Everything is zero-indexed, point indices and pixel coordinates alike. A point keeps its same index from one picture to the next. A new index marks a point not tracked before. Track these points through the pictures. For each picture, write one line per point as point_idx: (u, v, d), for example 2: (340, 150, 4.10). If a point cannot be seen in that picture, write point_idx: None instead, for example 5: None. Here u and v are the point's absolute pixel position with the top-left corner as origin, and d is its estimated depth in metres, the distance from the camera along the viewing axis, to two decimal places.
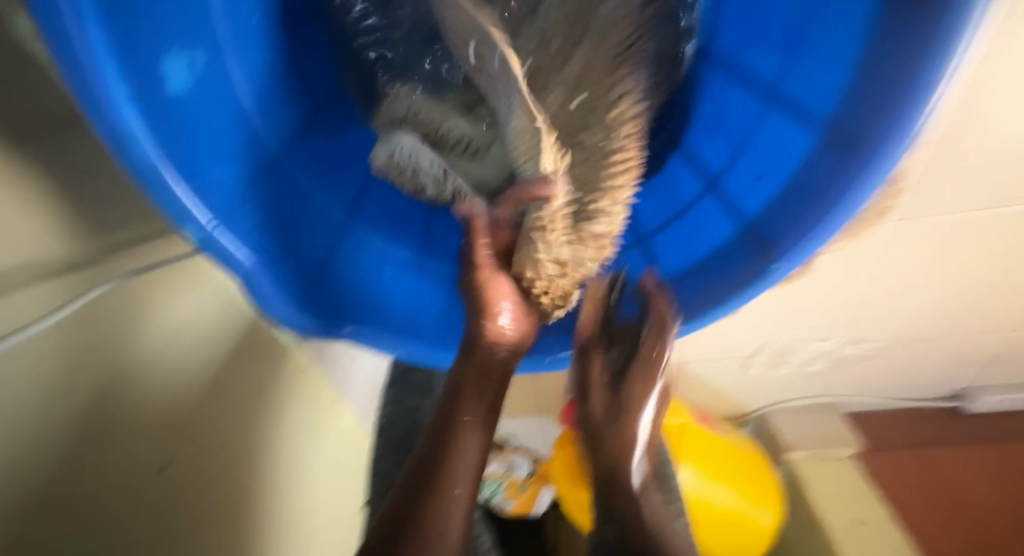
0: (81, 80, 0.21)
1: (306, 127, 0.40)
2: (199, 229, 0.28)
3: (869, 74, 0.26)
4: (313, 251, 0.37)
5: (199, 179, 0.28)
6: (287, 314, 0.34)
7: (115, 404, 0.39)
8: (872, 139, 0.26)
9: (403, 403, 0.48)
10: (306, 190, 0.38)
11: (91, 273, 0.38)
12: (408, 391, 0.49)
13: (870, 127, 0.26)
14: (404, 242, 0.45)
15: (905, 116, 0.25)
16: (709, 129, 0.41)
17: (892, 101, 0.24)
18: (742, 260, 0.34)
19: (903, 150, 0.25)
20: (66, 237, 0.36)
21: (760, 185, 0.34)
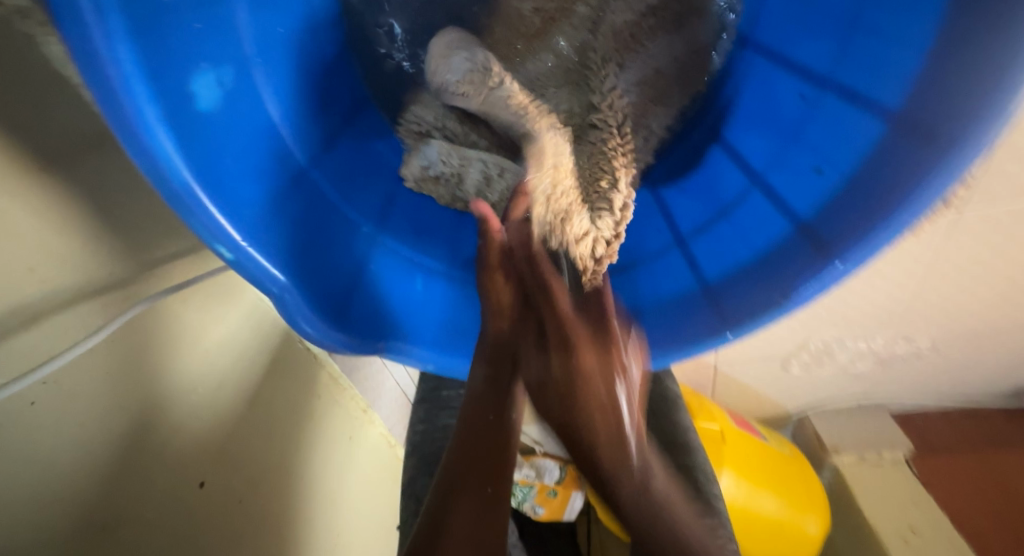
0: (114, 107, 0.22)
1: (334, 140, 0.40)
2: (234, 248, 0.28)
3: (962, 55, 0.24)
4: (343, 263, 0.37)
5: (232, 198, 0.28)
6: (318, 331, 0.33)
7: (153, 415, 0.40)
8: (954, 129, 0.24)
9: (434, 420, 0.46)
10: (333, 203, 0.38)
11: (130, 290, 0.39)
12: (438, 406, 0.47)
13: (947, 120, 0.24)
14: (433, 251, 0.44)
15: (991, 100, 0.23)
16: (751, 123, 0.39)
17: (976, 91, 0.23)
18: (795, 262, 0.32)
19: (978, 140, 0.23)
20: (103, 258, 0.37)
21: (817, 180, 0.32)
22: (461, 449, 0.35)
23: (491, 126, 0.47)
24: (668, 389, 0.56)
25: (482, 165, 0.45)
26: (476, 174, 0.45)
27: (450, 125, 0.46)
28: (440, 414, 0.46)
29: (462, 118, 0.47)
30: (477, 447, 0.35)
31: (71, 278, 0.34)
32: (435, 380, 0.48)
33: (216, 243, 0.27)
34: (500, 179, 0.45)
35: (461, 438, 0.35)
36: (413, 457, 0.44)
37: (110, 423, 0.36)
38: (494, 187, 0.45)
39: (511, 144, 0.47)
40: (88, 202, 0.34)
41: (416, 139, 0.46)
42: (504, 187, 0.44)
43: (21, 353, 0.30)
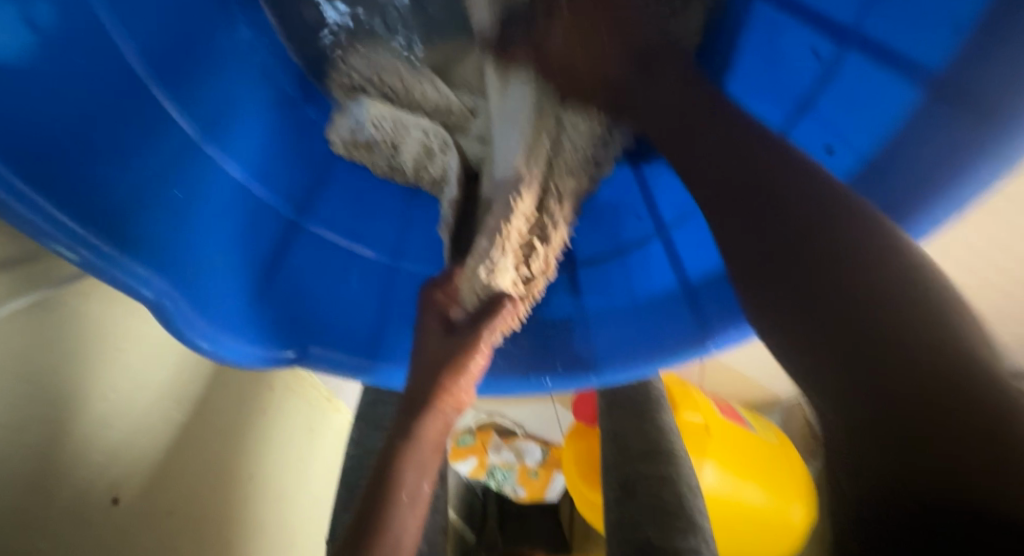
0: None
1: (242, 109, 0.33)
2: (82, 249, 0.21)
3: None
4: (255, 256, 0.31)
5: (66, 182, 0.21)
6: (217, 345, 0.27)
7: (54, 424, 0.35)
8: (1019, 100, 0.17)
9: (364, 443, 0.46)
10: (241, 185, 0.32)
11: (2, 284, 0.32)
12: (370, 426, 0.47)
13: (1013, 82, 0.17)
14: (377, 240, 0.38)
15: None
16: (750, 89, 0.32)
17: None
18: None
19: None
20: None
21: (828, 165, 0.26)
22: (389, 436, 0.31)
23: (438, 86, 0.40)
24: (650, 392, 0.53)
25: (422, 133, 0.38)
26: (414, 144, 0.38)
27: (390, 81, 0.39)
28: (375, 434, 0.46)
29: (406, 73, 0.40)
30: (397, 443, 0.30)
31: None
32: (373, 396, 0.49)
33: (48, 241, 0.20)
34: (439, 152, 0.38)
35: (400, 416, 0.31)
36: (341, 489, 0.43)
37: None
38: (434, 162, 0.38)
39: (462, 109, 0.40)
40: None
41: (348, 96, 0.39)
42: (442, 167, 0.38)
43: None
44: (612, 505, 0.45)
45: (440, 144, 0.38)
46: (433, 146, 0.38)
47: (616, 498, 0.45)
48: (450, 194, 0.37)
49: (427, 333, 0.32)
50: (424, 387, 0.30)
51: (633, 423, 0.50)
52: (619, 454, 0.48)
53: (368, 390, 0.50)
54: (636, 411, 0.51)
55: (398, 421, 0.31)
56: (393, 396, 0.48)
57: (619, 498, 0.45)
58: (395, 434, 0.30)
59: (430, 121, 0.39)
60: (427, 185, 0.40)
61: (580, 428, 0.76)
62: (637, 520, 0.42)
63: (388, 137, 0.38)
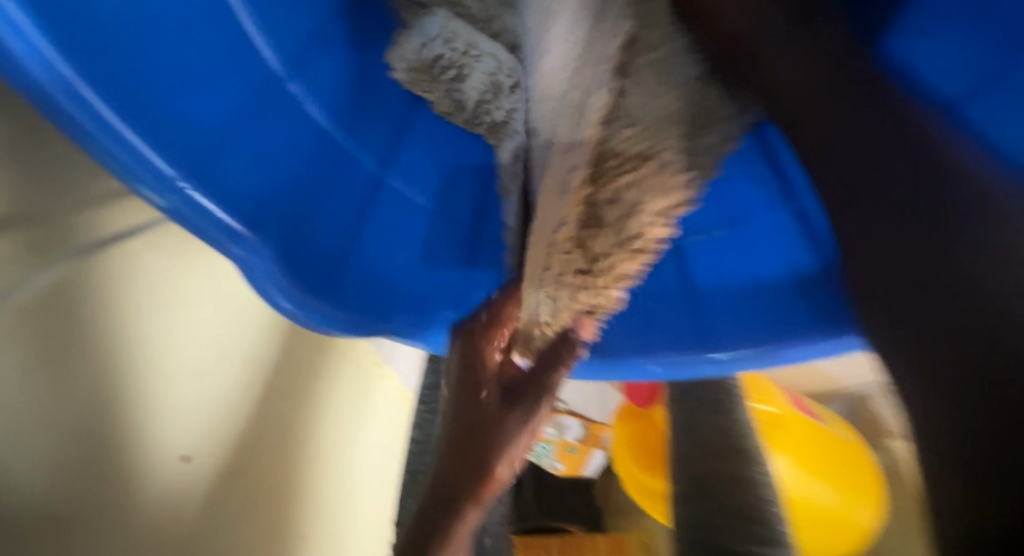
0: None
1: (319, 48, 0.29)
2: (172, 192, 0.18)
3: None
4: (336, 214, 0.28)
5: (153, 114, 0.18)
6: (300, 307, 0.24)
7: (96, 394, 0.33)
8: None
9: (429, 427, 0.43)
10: (323, 131, 0.28)
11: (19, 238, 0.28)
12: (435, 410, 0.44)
13: None
14: (457, 203, 0.35)
15: None
16: (933, 26, 0.25)
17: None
18: None
19: None
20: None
21: None
22: (421, 518, 0.28)
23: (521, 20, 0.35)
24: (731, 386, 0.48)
25: (496, 66, 0.34)
26: (481, 75, 0.34)
27: (466, 4, 0.35)
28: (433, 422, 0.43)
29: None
30: (432, 532, 0.27)
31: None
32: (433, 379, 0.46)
33: (140, 188, 0.17)
34: (509, 92, 0.34)
35: (429, 497, 0.28)
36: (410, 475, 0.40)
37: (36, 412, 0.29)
38: (499, 103, 0.34)
39: None
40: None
41: (417, 13, 0.34)
42: (512, 105, 0.33)
43: None
44: (682, 504, 0.42)
45: (506, 88, 0.34)
46: (493, 94, 0.34)
47: (687, 497, 0.42)
48: (517, 142, 0.32)
49: (467, 416, 0.29)
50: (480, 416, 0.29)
51: (711, 418, 0.46)
52: (692, 451, 0.44)
53: (430, 363, 0.48)
54: (715, 405, 0.46)
55: (424, 509, 0.28)
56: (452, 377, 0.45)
57: (690, 496, 0.41)
58: (428, 520, 0.27)
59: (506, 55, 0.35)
60: (485, 129, 0.35)
61: (631, 409, 0.73)
62: (713, 524, 0.39)
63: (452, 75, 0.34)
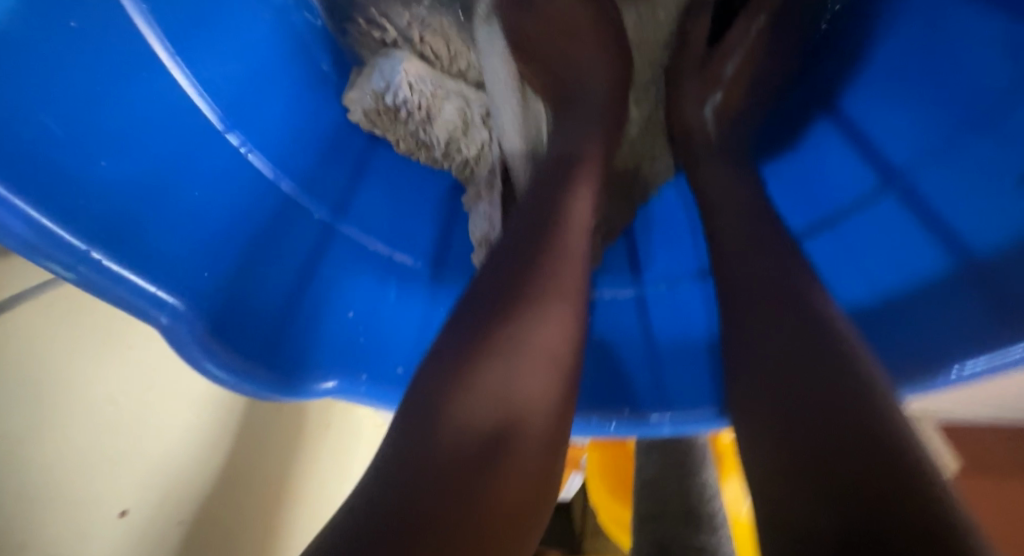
0: None
1: (263, 96, 0.28)
2: (78, 264, 0.16)
3: None
4: (279, 269, 0.26)
5: (62, 181, 0.17)
6: (231, 372, 0.22)
7: None
8: None
9: None
10: (268, 181, 0.27)
11: None
12: None
13: None
14: (417, 247, 0.33)
15: None
16: (884, 93, 0.27)
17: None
18: (958, 320, 0.20)
19: None
20: None
21: (1015, 195, 0.20)
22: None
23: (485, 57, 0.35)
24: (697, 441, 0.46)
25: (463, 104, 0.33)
26: (453, 114, 0.33)
27: (430, 40, 0.33)
28: None
29: (450, 31, 0.34)
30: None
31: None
32: None
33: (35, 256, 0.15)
34: (480, 129, 0.33)
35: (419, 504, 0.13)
36: None
37: None
38: (471, 139, 0.33)
39: None
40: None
41: (378, 52, 0.33)
42: (485, 143, 0.33)
43: None
44: None
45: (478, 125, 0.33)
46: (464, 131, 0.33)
47: None
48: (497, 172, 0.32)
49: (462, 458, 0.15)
50: (485, 304, 0.18)
51: (673, 475, 0.44)
52: (654, 510, 0.43)
53: None
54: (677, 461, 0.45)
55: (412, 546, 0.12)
56: None
57: None
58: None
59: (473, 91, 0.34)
60: (456, 167, 0.34)
61: (605, 438, 0.72)
62: None
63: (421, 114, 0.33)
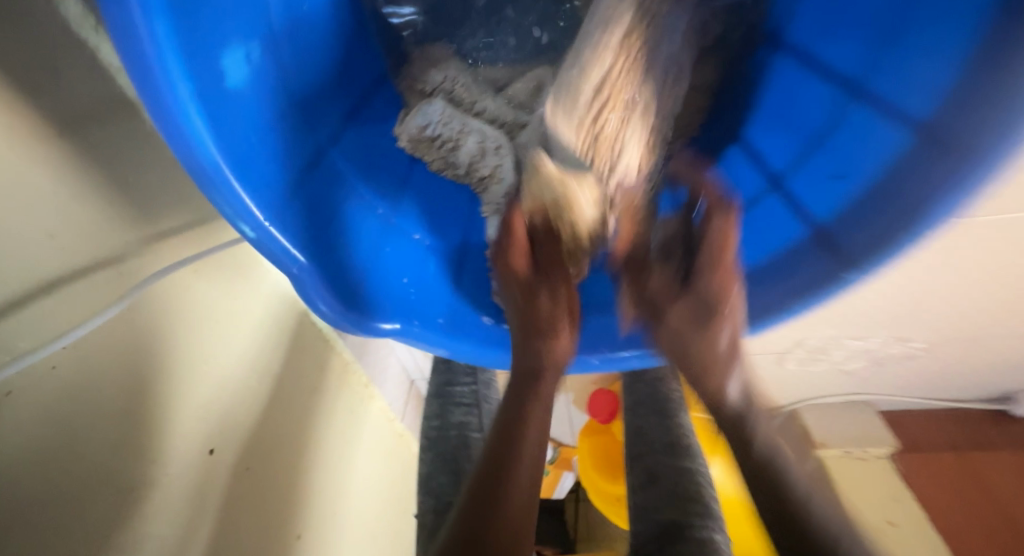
0: (149, 86, 0.22)
1: (349, 127, 0.40)
2: (257, 227, 0.28)
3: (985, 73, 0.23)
4: (357, 245, 0.37)
5: (258, 178, 0.29)
6: (333, 310, 0.33)
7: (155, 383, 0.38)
8: (968, 129, 0.23)
9: (448, 415, 0.53)
10: (352, 183, 0.39)
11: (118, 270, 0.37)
12: (451, 402, 0.54)
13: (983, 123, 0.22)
14: (449, 237, 0.45)
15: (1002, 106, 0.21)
16: (773, 126, 0.40)
17: (997, 99, 0.22)
18: (813, 270, 0.32)
19: (1008, 142, 0.21)
20: (90, 243, 0.35)
21: (836, 186, 0.32)
22: None
23: (499, 101, 0.46)
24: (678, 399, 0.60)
25: (481, 136, 0.45)
26: (473, 144, 0.45)
27: (457, 90, 0.46)
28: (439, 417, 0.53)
29: (472, 86, 0.46)
30: None
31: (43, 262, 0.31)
32: (448, 377, 0.56)
33: (238, 222, 0.28)
34: (494, 154, 0.45)
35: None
36: (430, 453, 0.50)
37: (119, 401, 0.35)
38: (487, 162, 0.45)
39: (515, 123, 0.46)
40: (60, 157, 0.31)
41: (419, 98, 0.45)
42: (498, 164, 0.45)
43: (20, 331, 0.29)
44: (639, 489, 0.50)
45: (493, 153, 0.45)
46: (482, 158, 0.45)
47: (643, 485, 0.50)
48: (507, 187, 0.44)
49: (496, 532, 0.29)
50: (514, 414, 0.36)
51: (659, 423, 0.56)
52: (646, 447, 0.54)
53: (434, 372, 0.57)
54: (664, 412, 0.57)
55: None
56: (466, 375, 0.56)
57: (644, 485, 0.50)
58: None
59: (491, 127, 0.46)
60: (474, 181, 0.46)
61: (595, 426, 0.82)
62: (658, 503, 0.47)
63: (451, 144, 0.45)
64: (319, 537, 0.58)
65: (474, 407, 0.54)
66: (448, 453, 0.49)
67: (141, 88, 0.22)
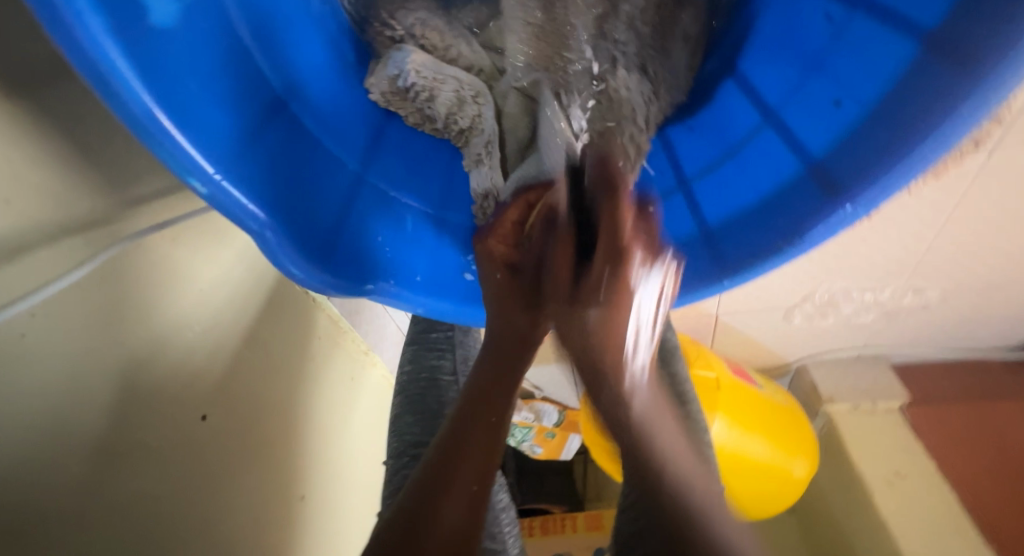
0: (57, 24, 0.20)
1: (311, 78, 0.38)
2: (208, 183, 0.26)
3: None
4: (324, 204, 0.35)
5: (202, 126, 0.27)
6: (305, 273, 0.32)
7: (136, 351, 0.38)
8: (1000, 39, 0.21)
9: (421, 360, 0.53)
10: (316, 138, 0.37)
11: (90, 237, 0.35)
12: (424, 347, 0.54)
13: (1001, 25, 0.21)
14: (427, 194, 0.43)
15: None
16: (768, 55, 0.36)
17: None
18: (804, 203, 0.30)
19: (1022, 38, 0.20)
20: (82, 202, 0.34)
21: (835, 114, 0.30)
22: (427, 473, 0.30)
23: (473, 47, 0.44)
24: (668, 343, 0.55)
25: (457, 84, 0.42)
26: (449, 93, 0.42)
27: (429, 35, 0.43)
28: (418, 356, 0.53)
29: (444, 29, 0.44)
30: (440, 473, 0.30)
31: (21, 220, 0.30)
32: (425, 324, 0.55)
33: (187, 175, 0.25)
34: (472, 102, 0.42)
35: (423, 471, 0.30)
36: (400, 396, 0.50)
37: (94, 368, 0.34)
38: (465, 112, 0.42)
39: (491, 70, 0.45)
40: (38, 107, 0.30)
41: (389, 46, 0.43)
42: (477, 112, 0.42)
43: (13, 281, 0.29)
44: None
45: (471, 102, 0.42)
46: (458, 109, 0.42)
47: None
48: (489, 134, 0.42)
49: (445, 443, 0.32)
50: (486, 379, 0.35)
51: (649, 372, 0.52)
52: None
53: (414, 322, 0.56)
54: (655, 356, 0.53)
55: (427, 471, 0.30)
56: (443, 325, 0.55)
57: None
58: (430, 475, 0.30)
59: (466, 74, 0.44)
60: (454, 135, 0.44)
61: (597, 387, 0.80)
62: None
63: (426, 94, 0.42)
64: (314, 499, 0.60)
65: (449, 350, 0.53)
66: (420, 395, 0.49)
67: (55, 34, 0.20)
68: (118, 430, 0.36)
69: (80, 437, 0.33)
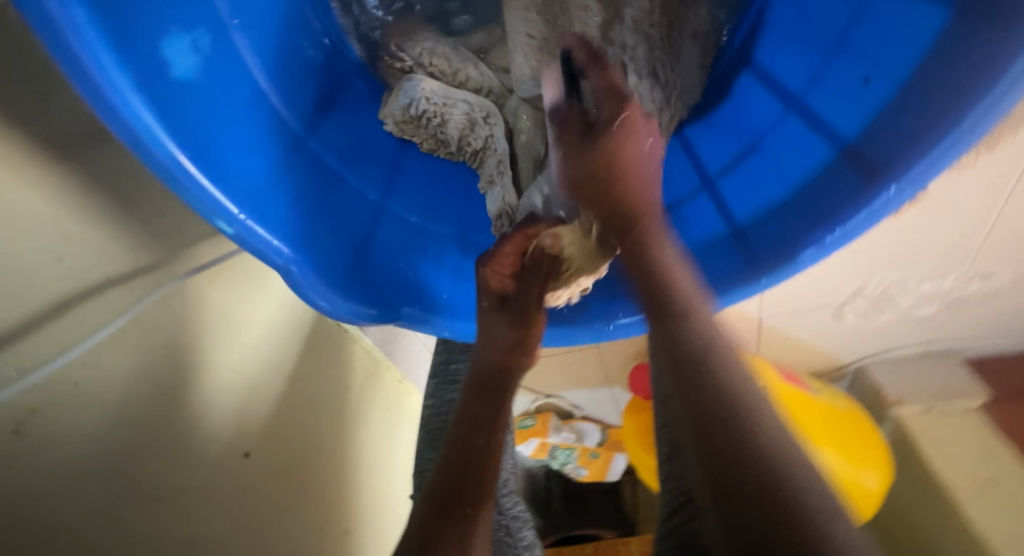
0: (90, 88, 0.21)
1: (326, 115, 0.39)
2: (235, 223, 0.27)
3: None
4: (347, 235, 0.36)
5: (225, 169, 0.28)
6: (332, 304, 0.32)
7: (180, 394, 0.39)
8: None
9: (442, 393, 0.51)
10: (336, 173, 0.38)
11: (149, 278, 0.38)
12: (446, 379, 0.52)
13: None
14: (446, 219, 0.43)
15: None
16: (786, 43, 0.35)
17: None
18: (842, 189, 0.28)
19: None
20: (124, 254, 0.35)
21: (863, 93, 0.28)
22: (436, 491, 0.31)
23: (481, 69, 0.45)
24: None
25: (467, 106, 0.42)
26: (459, 115, 0.42)
27: (436, 63, 0.44)
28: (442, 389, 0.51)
29: (450, 55, 0.44)
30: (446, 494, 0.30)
31: (72, 274, 0.32)
32: (446, 354, 0.54)
33: (213, 218, 0.26)
34: (483, 124, 0.43)
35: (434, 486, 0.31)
36: (426, 430, 0.49)
37: (139, 412, 0.35)
38: (477, 133, 0.42)
39: (501, 89, 0.46)
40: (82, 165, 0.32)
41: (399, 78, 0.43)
42: (489, 133, 0.42)
43: (58, 335, 0.31)
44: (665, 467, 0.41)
45: (481, 123, 0.43)
46: (469, 130, 0.42)
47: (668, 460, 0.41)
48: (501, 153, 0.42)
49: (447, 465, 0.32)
50: (494, 384, 0.36)
51: None
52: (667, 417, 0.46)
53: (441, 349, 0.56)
54: None
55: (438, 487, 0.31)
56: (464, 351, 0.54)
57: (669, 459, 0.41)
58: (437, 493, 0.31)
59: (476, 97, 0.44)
60: (468, 156, 0.44)
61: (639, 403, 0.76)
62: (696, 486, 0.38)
63: (437, 119, 0.42)
64: (359, 535, 0.59)
65: None
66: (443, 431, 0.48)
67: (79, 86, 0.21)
68: (164, 475, 0.37)
69: (124, 483, 0.34)
